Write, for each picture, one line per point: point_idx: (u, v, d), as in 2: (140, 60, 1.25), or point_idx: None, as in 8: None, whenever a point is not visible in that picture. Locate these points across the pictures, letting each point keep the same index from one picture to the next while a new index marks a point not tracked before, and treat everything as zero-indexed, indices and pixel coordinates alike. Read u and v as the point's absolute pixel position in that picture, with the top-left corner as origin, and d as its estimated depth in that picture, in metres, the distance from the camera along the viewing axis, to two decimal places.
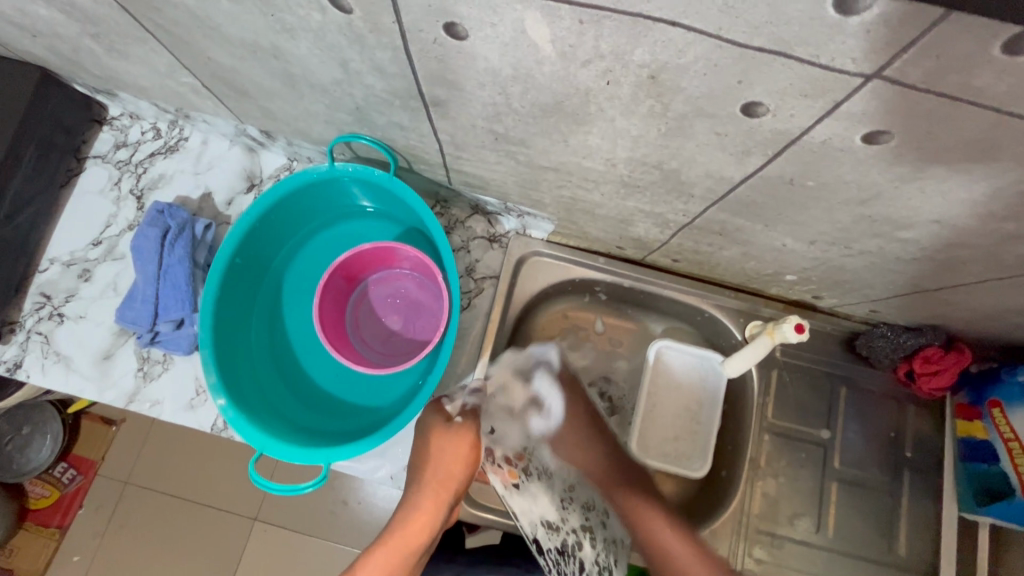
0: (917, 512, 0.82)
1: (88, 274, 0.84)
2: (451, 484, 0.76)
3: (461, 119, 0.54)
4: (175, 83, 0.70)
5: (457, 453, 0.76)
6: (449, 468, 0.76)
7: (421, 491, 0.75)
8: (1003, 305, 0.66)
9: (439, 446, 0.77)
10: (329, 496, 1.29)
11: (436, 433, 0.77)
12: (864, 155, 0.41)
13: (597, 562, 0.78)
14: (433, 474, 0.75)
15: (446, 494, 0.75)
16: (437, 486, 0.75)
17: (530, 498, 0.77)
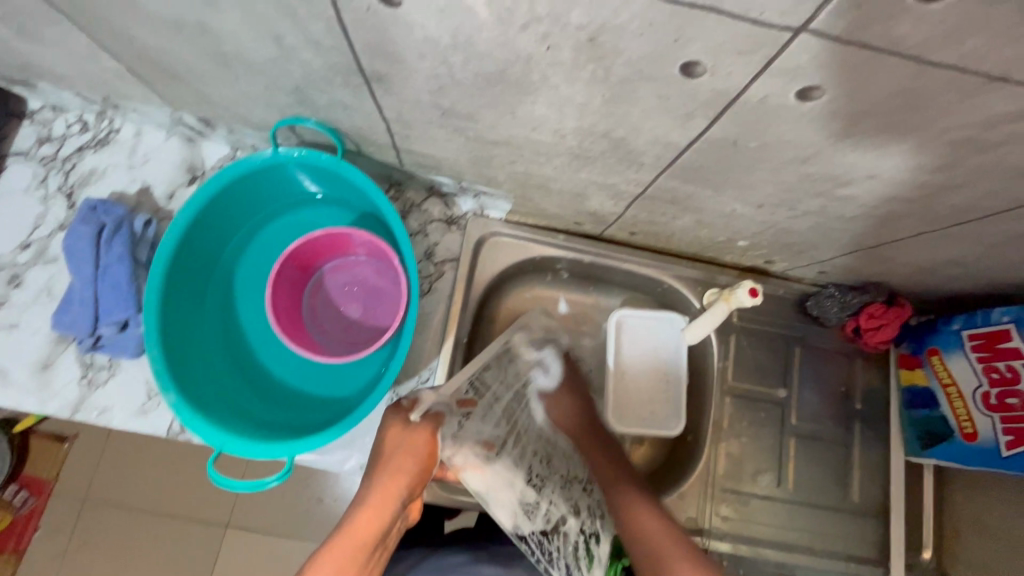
0: (868, 459, 0.88)
1: (18, 279, 0.79)
2: (403, 478, 0.66)
3: (406, 94, 0.53)
4: (97, 68, 0.65)
5: (412, 445, 0.68)
6: (403, 458, 0.67)
7: (371, 487, 0.65)
8: (936, 258, 0.70)
9: (393, 443, 0.68)
10: (303, 495, 1.27)
11: (391, 431, 0.69)
12: (799, 112, 0.42)
13: (583, 529, 0.76)
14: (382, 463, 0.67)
15: (394, 490, 0.65)
16: (389, 479, 0.65)
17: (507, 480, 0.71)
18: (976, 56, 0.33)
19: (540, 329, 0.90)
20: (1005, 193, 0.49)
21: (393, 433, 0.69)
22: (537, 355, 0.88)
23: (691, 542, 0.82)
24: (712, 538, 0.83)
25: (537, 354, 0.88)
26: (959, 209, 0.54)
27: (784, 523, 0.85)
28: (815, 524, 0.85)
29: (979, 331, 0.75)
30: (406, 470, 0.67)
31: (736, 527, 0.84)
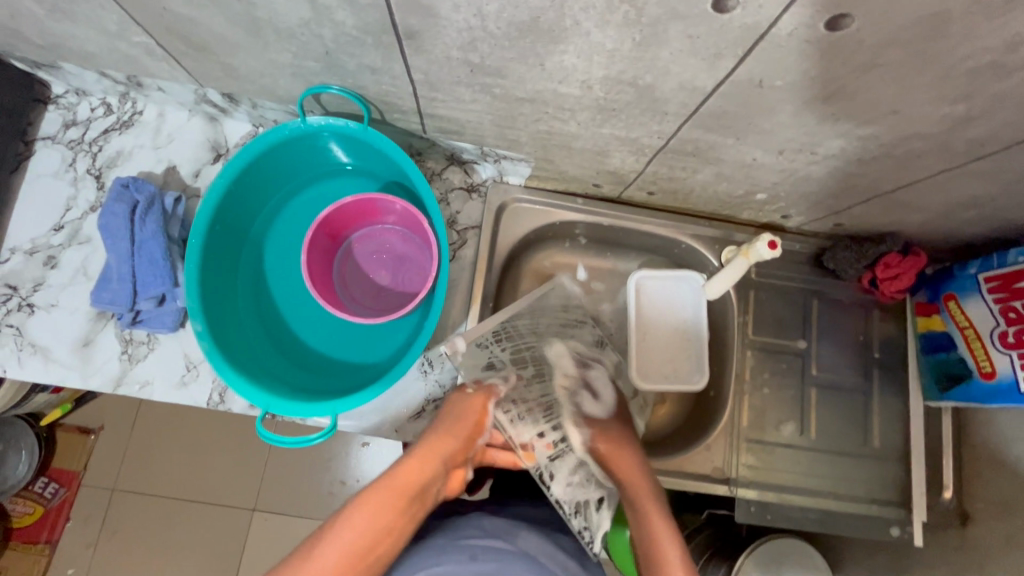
0: (887, 405, 0.90)
1: (54, 261, 0.81)
2: (452, 440, 0.65)
3: (436, 51, 0.54)
4: (126, 44, 0.67)
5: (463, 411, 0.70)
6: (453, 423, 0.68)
7: (417, 446, 0.63)
8: (953, 200, 0.71)
9: (449, 411, 0.70)
10: (325, 479, 1.30)
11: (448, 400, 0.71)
12: (827, 44, 0.44)
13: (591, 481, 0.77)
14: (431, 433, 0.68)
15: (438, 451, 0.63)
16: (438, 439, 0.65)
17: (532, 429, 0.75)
18: None
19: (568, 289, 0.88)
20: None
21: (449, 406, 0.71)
22: (566, 315, 0.85)
23: (718, 490, 0.85)
24: (738, 485, 0.85)
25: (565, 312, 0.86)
26: (978, 142, 0.55)
27: (807, 470, 0.87)
28: (837, 469, 0.87)
29: (994, 273, 0.78)
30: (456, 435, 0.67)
31: (760, 475, 0.86)
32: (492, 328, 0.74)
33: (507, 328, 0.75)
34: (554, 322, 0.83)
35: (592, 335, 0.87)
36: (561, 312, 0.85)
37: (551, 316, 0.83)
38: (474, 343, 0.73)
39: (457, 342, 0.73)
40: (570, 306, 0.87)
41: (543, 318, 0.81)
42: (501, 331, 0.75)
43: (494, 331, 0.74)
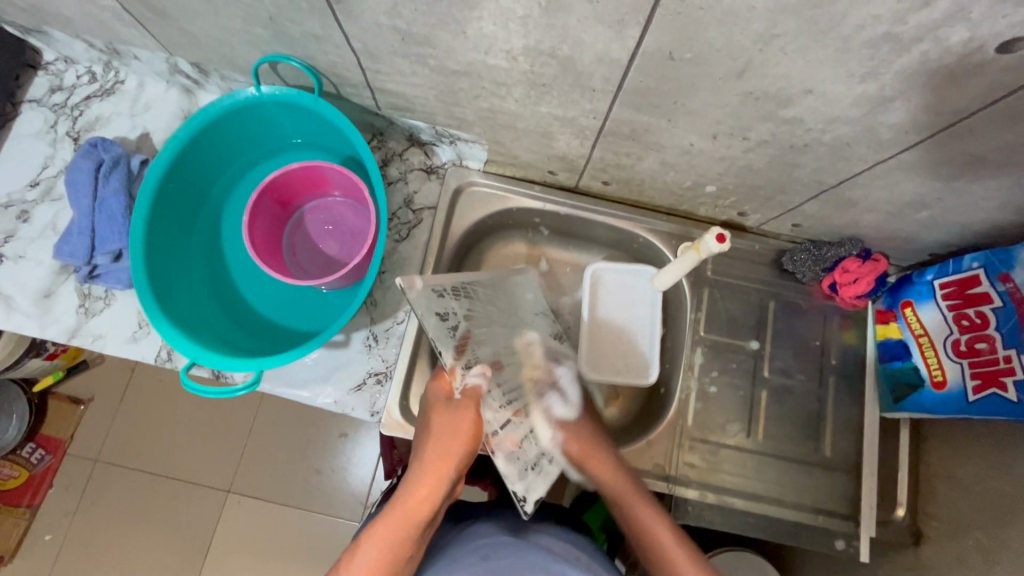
0: (842, 414, 0.87)
1: (26, 215, 0.85)
2: (450, 462, 0.64)
3: (365, 17, 0.57)
4: (97, 8, 0.71)
5: (457, 427, 0.65)
6: (450, 440, 0.65)
7: (424, 460, 0.65)
8: (900, 199, 0.69)
9: (440, 420, 0.66)
10: (302, 464, 1.31)
11: (438, 405, 0.67)
12: (721, 11, 0.44)
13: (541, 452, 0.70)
14: (431, 446, 0.65)
15: (444, 471, 0.64)
16: (441, 457, 0.64)
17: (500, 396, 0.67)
18: None
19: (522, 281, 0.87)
20: (944, 104, 0.50)
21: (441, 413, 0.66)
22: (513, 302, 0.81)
23: (656, 486, 0.83)
24: (677, 483, 0.83)
25: (512, 297, 0.81)
26: (903, 128, 0.55)
27: (753, 473, 0.85)
28: (785, 475, 0.85)
29: (950, 279, 0.75)
30: (453, 454, 0.65)
31: (702, 475, 0.84)
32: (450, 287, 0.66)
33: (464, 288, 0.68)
34: (501, 303, 0.77)
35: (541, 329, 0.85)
36: (509, 297, 0.80)
37: (500, 295, 0.78)
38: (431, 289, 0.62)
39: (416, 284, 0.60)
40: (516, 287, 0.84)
41: (499, 298, 0.77)
42: (461, 291, 0.67)
43: (455, 288, 0.66)
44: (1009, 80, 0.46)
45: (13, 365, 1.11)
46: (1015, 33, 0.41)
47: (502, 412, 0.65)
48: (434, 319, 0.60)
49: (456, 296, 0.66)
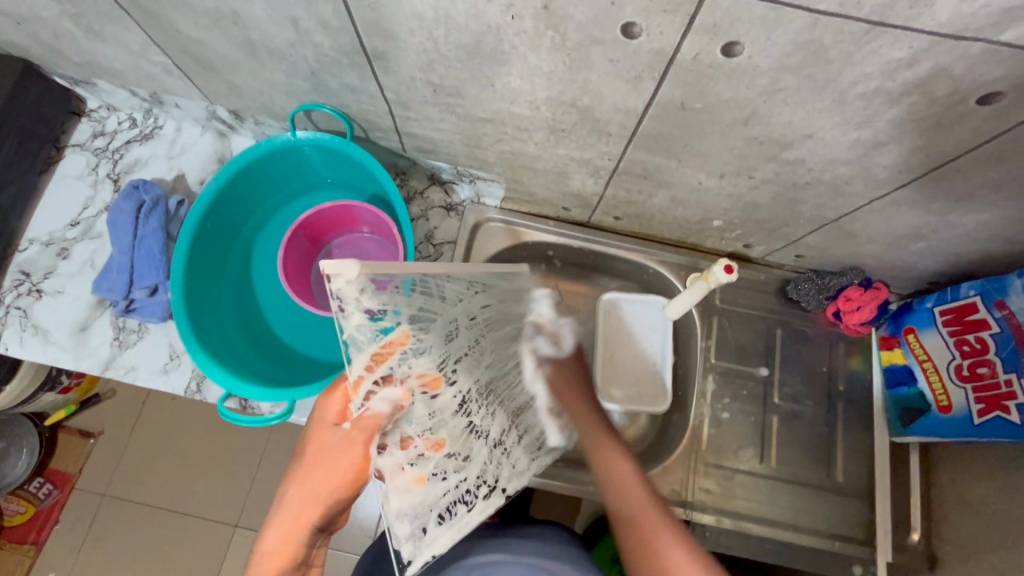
0: (851, 439, 0.89)
1: (66, 252, 0.89)
2: (320, 492, 0.53)
3: (401, 72, 0.62)
4: (148, 63, 0.77)
5: (331, 463, 0.51)
6: (321, 479, 0.53)
7: (293, 488, 0.55)
8: (898, 232, 0.74)
9: (316, 451, 0.53)
10: None
11: (318, 427, 0.53)
12: (729, 69, 0.49)
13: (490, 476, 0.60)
14: (300, 487, 0.54)
15: (310, 514, 0.55)
16: (309, 489, 0.54)
17: (438, 415, 0.50)
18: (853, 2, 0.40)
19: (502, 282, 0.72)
20: (933, 147, 0.55)
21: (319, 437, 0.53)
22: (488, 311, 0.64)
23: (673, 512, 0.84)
24: (694, 509, 0.85)
25: (485, 306, 0.65)
26: (897, 168, 0.60)
27: (767, 499, 0.86)
28: (799, 501, 0.86)
29: (949, 306, 0.78)
30: (322, 496, 0.54)
31: (718, 500, 0.86)
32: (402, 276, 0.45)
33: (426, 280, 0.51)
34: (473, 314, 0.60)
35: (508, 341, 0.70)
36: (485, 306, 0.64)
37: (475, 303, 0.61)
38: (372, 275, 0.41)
39: (349, 265, 0.38)
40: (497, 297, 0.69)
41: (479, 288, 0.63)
42: (418, 282, 0.48)
43: (406, 280, 0.47)
44: (991, 127, 0.51)
45: (28, 400, 1.12)
46: (993, 87, 0.46)
47: (418, 445, 0.48)
48: (375, 342, 0.42)
49: (406, 286, 0.45)
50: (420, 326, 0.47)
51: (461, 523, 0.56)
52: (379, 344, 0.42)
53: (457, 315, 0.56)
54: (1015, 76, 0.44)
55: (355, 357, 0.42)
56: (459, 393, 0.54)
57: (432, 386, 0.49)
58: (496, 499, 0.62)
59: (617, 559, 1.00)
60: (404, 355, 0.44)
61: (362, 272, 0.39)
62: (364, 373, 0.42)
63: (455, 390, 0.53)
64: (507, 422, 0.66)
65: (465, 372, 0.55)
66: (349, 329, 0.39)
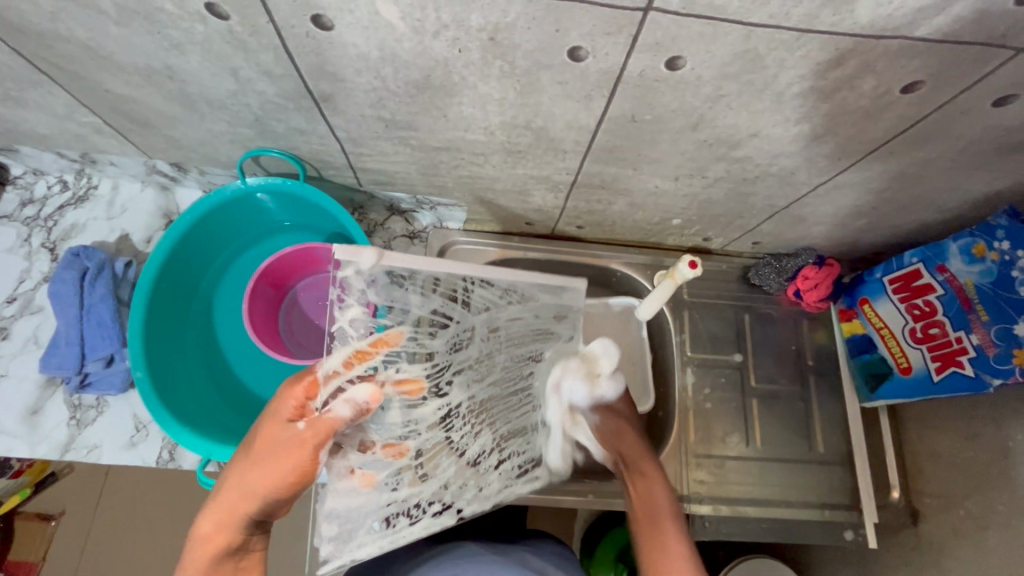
0: (826, 410, 0.93)
1: (5, 332, 0.83)
2: (259, 486, 0.52)
3: (351, 111, 0.61)
4: (76, 124, 0.73)
5: (279, 455, 0.52)
6: (260, 473, 0.52)
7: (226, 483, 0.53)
8: (843, 212, 0.78)
9: (260, 445, 0.53)
10: None
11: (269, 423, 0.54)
12: (674, 81, 0.51)
13: (452, 485, 0.67)
14: (240, 479, 0.52)
15: (248, 505, 0.52)
16: (247, 485, 0.52)
17: (401, 433, 0.62)
18: (783, 14, 0.42)
19: (547, 296, 0.75)
20: (866, 135, 0.59)
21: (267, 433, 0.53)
22: (516, 324, 0.72)
23: None
24: (691, 502, 0.87)
25: (518, 318, 0.72)
26: (836, 156, 0.63)
27: (757, 480, 0.89)
28: (787, 477, 0.89)
29: (896, 274, 0.83)
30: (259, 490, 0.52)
31: (712, 489, 0.88)
32: (427, 278, 0.64)
33: (444, 282, 0.66)
34: (496, 323, 0.70)
35: (529, 361, 0.74)
36: (514, 318, 0.72)
37: (503, 313, 0.70)
38: (387, 271, 0.61)
39: (365, 256, 0.59)
40: (534, 312, 0.74)
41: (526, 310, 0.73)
42: (443, 286, 0.65)
43: (427, 279, 0.64)
44: (915, 112, 0.54)
45: None
46: (913, 78, 0.50)
47: (379, 451, 0.61)
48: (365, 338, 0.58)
49: (422, 291, 0.64)
50: (420, 328, 0.64)
51: (398, 534, 0.64)
52: (363, 340, 0.58)
53: (477, 322, 0.68)
54: (932, 65, 0.48)
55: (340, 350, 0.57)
56: (443, 408, 0.65)
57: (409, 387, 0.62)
58: (447, 518, 0.67)
59: (620, 559, 1.03)
60: (388, 354, 0.61)
61: (375, 266, 0.60)
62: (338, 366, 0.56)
63: (439, 404, 0.64)
64: (490, 443, 0.70)
65: (460, 388, 0.67)
66: (344, 317, 0.58)
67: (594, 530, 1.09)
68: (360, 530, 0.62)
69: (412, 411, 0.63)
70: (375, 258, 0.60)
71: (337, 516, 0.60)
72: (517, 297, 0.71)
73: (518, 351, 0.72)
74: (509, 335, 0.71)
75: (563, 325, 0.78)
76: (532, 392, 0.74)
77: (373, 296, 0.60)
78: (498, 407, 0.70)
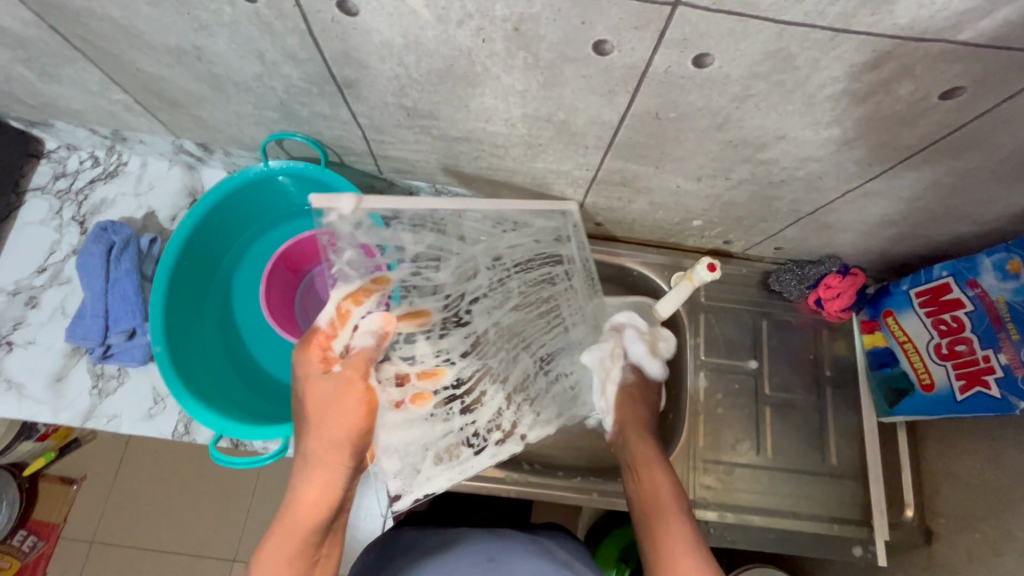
0: (842, 423, 0.91)
1: (34, 300, 0.86)
2: (343, 434, 0.60)
3: (373, 98, 0.61)
4: (108, 101, 0.74)
5: (342, 403, 0.60)
6: (336, 424, 0.60)
7: (309, 449, 0.60)
8: (872, 220, 0.76)
9: (319, 404, 0.60)
10: None
11: (310, 388, 0.60)
12: (701, 79, 0.50)
13: (500, 412, 0.74)
14: (320, 438, 0.60)
15: (337, 453, 0.60)
16: (327, 442, 0.60)
17: (434, 354, 0.68)
18: (818, 12, 0.41)
19: (541, 221, 0.76)
20: (900, 142, 0.56)
21: (315, 394, 0.60)
22: (518, 250, 0.73)
23: None
24: (697, 507, 0.86)
25: (519, 247, 0.73)
26: (867, 162, 0.61)
27: (766, 489, 0.88)
28: (797, 487, 0.88)
29: (924, 287, 0.81)
30: (340, 438, 0.60)
31: (719, 495, 0.87)
32: (412, 215, 0.60)
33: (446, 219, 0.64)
34: (496, 253, 0.70)
35: (542, 283, 0.76)
36: (514, 245, 0.73)
37: (501, 242, 0.71)
38: (370, 214, 0.56)
39: (343, 200, 0.54)
40: (535, 236, 0.75)
41: (517, 238, 0.73)
42: (433, 223, 0.63)
43: (417, 217, 0.61)
44: (953, 120, 0.52)
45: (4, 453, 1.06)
46: (952, 84, 0.47)
47: (417, 376, 0.67)
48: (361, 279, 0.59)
49: (414, 227, 0.61)
50: (421, 264, 0.63)
51: (463, 465, 0.72)
52: (364, 278, 0.59)
53: (476, 254, 0.68)
54: (973, 71, 0.46)
55: (339, 291, 0.59)
56: (461, 338, 0.69)
57: (410, 321, 0.65)
58: (511, 445, 0.75)
59: (623, 558, 1.02)
60: (388, 292, 0.62)
61: (358, 210, 0.55)
62: (345, 303, 0.59)
63: (458, 330, 0.69)
64: (530, 365, 0.75)
65: (480, 314, 0.70)
66: (342, 260, 0.56)
67: (598, 525, 1.08)
68: (416, 463, 0.67)
69: (438, 339, 0.68)
70: (355, 204, 0.55)
71: (397, 453, 0.65)
72: (510, 226, 0.72)
73: (528, 278, 0.74)
74: (515, 266, 0.72)
75: (565, 246, 0.79)
76: (558, 314, 0.77)
77: (365, 237, 0.56)
78: (524, 329, 0.74)
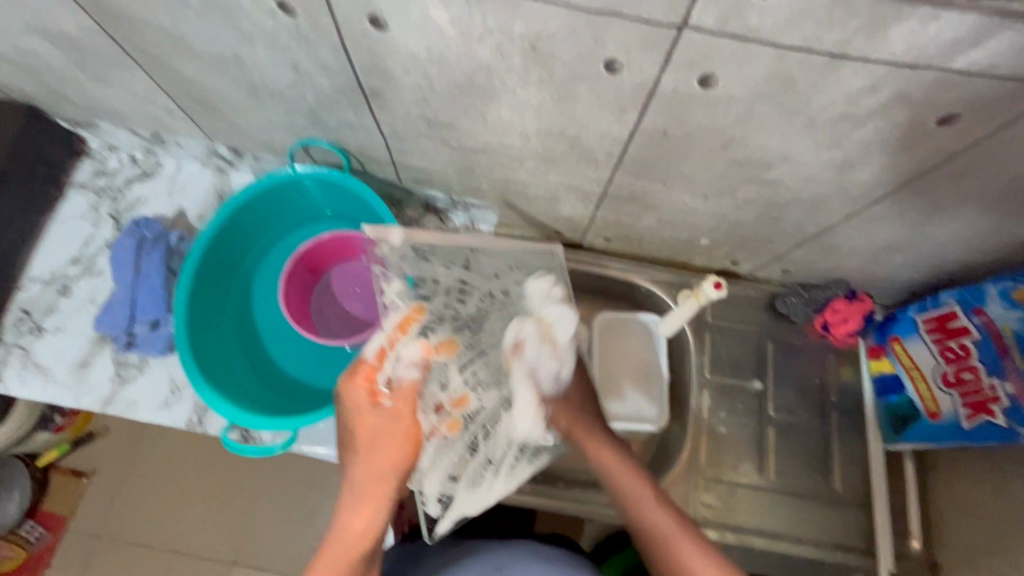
0: (846, 449, 0.91)
1: (67, 289, 0.90)
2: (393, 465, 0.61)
3: (397, 108, 0.65)
4: (151, 105, 0.80)
5: (390, 434, 0.61)
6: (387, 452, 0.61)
7: (358, 477, 0.61)
8: (878, 245, 0.77)
9: (369, 435, 0.62)
10: (308, 534, 1.25)
11: (359, 417, 0.63)
12: (706, 98, 0.52)
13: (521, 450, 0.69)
14: (369, 468, 0.61)
15: (385, 482, 0.60)
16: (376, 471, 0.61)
17: (467, 383, 0.65)
18: (816, 38, 0.44)
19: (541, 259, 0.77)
20: (900, 165, 0.58)
21: (364, 423, 0.62)
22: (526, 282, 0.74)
23: None
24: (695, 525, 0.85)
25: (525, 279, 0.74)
26: (869, 185, 0.63)
27: (767, 512, 0.87)
28: (798, 512, 0.87)
29: (931, 314, 0.81)
30: (388, 468, 0.61)
31: (719, 515, 0.87)
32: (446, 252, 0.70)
33: (473, 256, 0.72)
34: (507, 287, 0.72)
35: None
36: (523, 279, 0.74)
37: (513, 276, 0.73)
38: (413, 247, 0.67)
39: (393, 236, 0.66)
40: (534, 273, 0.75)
41: (519, 268, 0.74)
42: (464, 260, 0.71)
43: (446, 254, 0.70)
44: (952, 146, 0.54)
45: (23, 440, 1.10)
46: (948, 110, 0.49)
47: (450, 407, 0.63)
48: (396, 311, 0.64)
49: (444, 261, 0.70)
50: (452, 295, 0.69)
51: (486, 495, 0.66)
52: (408, 306, 0.64)
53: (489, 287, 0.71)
54: (968, 98, 0.48)
55: (389, 321, 0.64)
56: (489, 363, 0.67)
57: (444, 350, 0.64)
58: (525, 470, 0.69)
59: None
60: (421, 325, 0.64)
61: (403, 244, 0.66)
62: (393, 331, 0.63)
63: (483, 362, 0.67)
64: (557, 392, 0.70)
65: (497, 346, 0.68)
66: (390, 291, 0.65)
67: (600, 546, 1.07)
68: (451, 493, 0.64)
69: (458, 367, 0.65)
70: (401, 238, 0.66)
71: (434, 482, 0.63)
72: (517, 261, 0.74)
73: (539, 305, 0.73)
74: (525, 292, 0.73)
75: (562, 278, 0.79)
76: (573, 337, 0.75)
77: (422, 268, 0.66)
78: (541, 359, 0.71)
